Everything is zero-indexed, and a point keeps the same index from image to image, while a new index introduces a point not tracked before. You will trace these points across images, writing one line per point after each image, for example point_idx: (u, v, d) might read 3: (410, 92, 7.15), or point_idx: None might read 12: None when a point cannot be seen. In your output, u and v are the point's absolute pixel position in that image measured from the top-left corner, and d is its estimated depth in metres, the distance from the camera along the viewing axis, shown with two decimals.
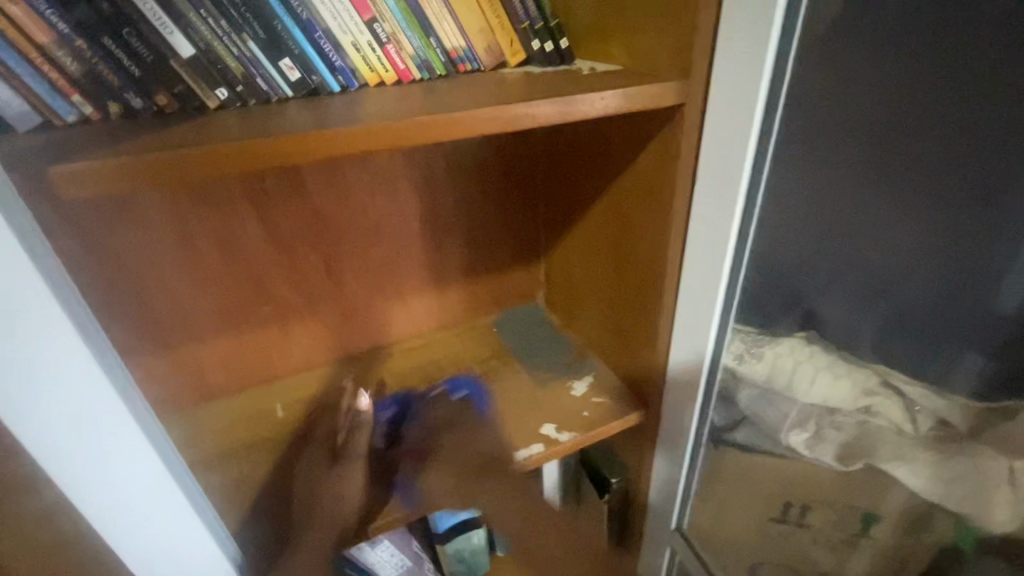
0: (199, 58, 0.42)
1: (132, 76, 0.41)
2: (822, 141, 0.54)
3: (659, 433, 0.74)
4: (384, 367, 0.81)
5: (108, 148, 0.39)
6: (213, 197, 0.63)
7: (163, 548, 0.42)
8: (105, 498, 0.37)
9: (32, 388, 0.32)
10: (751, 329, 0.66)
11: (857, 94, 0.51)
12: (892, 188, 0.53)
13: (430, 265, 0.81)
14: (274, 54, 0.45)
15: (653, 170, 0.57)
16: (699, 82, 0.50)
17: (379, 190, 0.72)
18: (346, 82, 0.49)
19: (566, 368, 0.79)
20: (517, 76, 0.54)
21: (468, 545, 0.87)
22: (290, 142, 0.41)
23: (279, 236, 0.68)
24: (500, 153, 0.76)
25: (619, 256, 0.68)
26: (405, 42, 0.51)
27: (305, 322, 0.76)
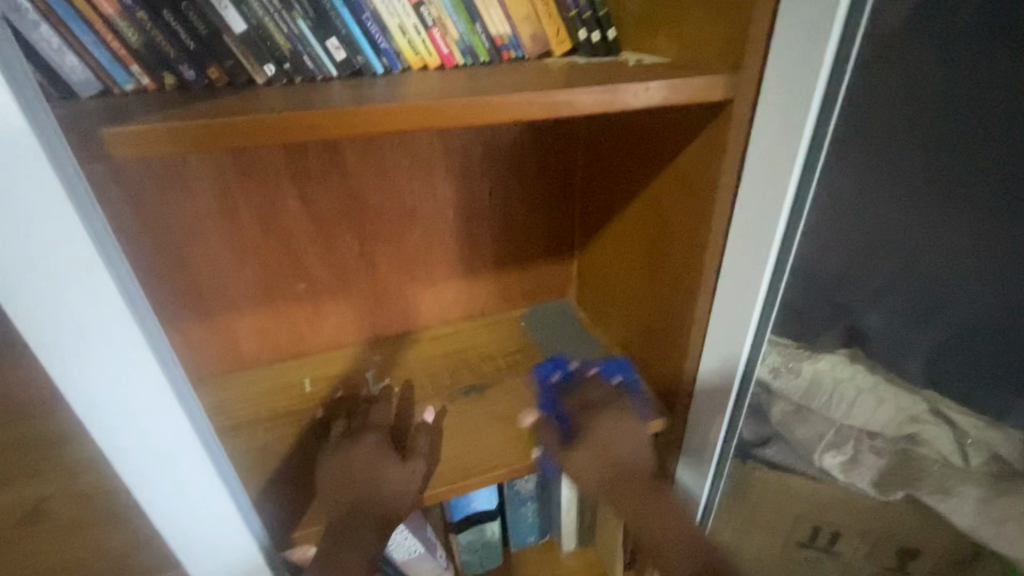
0: (250, 34, 0.43)
1: (188, 49, 0.43)
2: (878, 145, 0.50)
3: (683, 442, 0.71)
4: (411, 352, 0.82)
5: (159, 116, 0.40)
6: (258, 172, 0.65)
7: (188, 508, 0.44)
8: (136, 453, 0.40)
9: (65, 330, 0.33)
10: (789, 343, 0.64)
11: (921, 95, 0.47)
12: (947, 199, 0.49)
13: (462, 254, 0.81)
14: (321, 33, 0.46)
15: (694, 169, 0.55)
16: (750, 77, 0.47)
17: (418, 176, 0.72)
18: (390, 64, 0.50)
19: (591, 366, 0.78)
20: (561, 66, 0.54)
21: (481, 536, 0.87)
22: (327, 117, 0.42)
23: (316, 217, 0.70)
24: (539, 146, 0.75)
25: (653, 257, 0.66)
26: (451, 27, 0.51)
27: (337, 301, 0.78)
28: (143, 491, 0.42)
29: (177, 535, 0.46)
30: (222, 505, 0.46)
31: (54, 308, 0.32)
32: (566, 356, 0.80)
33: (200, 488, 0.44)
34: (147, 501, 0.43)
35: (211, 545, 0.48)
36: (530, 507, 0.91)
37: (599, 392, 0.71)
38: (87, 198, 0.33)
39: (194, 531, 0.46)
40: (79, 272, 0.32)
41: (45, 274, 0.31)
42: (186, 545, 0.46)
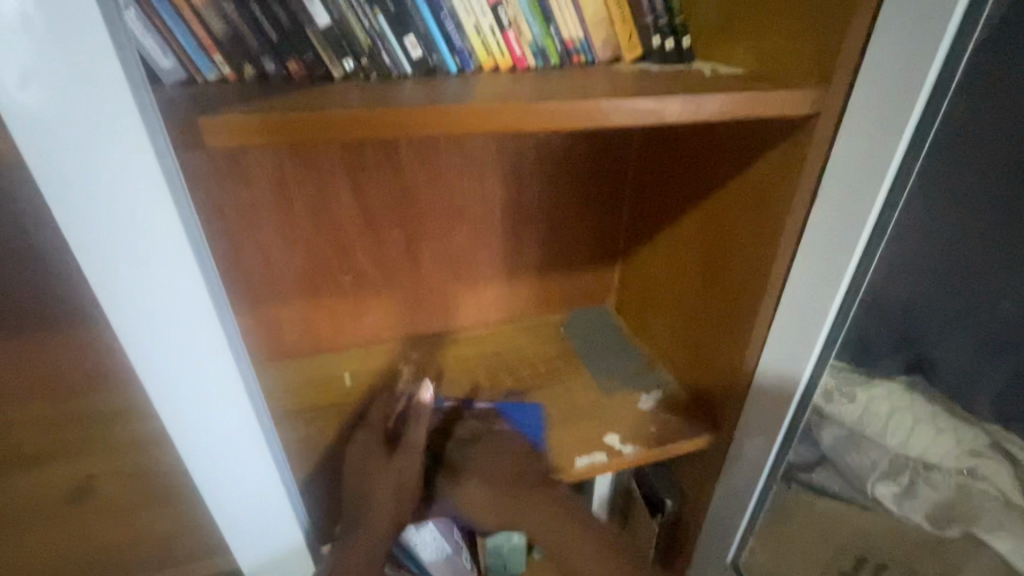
0: (333, 28, 0.43)
1: (271, 40, 0.43)
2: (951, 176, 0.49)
3: (726, 461, 0.69)
4: (449, 351, 0.82)
5: (243, 106, 0.40)
6: (315, 163, 0.65)
7: (246, 499, 0.45)
8: (204, 443, 0.41)
9: (151, 306, 0.34)
10: (850, 369, 0.61)
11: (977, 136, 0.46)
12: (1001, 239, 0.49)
13: (506, 257, 0.81)
14: (400, 30, 0.46)
15: (767, 180, 0.54)
16: (838, 93, 0.46)
17: (470, 174, 0.72)
18: (462, 64, 0.49)
19: (632, 376, 0.77)
20: (633, 72, 0.53)
21: (508, 541, 0.87)
22: (407, 116, 0.41)
23: (368, 213, 0.70)
24: (593, 151, 0.74)
25: (709, 270, 0.65)
26: (525, 29, 0.50)
27: (380, 295, 0.78)
28: (206, 481, 0.43)
29: (231, 524, 0.47)
30: (279, 498, 0.47)
31: (145, 284, 0.33)
32: (604, 368, 0.78)
33: (257, 483, 0.45)
34: (204, 487, 0.43)
35: (262, 537, 0.49)
36: None
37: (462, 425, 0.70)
38: (179, 184, 0.33)
39: (245, 515, 0.46)
40: (169, 267, 0.33)
41: (141, 254, 0.32)
42: (238, 526, 0.47)
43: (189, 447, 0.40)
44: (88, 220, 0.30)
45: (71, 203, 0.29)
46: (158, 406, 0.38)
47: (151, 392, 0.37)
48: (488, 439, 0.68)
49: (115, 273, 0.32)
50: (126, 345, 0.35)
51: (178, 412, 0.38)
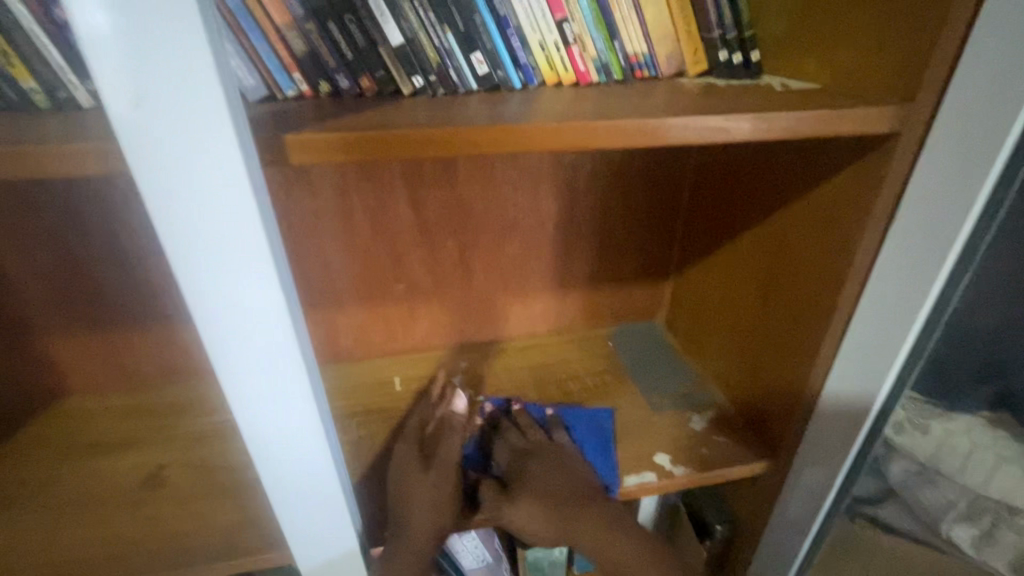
0: (405, 47, 0.45)
1: (347, 59, 0.45)
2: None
3: (783, 489, 0.65)
4: (497, 361, 0.82)
5: (320, 122, 0.42)
6: (376, 174, 0.67)
7: (306, 497, 0.47)
8: (272, 441, 0.42)
9: (234, 311, 0.36)
10: (923, 399, 0.56)
11: None
12: None
13: (556, 269, 0.81)
14: (468, 48, 0.47)
15: (839, 199, 0.52)
16: (922, 111, 0.44)
17: (524, 187, 0.72)
18: (526, 79, 0.50)
19: (683, 395, 0.75)
20: (698, 87, 0.52)
21: (548, 555, 0.86)
22: (474, 134, 0.42)
23: (424, 223, 0.72)
24: (650, 164, 0.73)
25: (769, 289, 0.63)
26: (590, 45, 0.50)
27: (432, 303, 0.79)
28: (271, 478, 0.45)
29: (291, 521, 0.48)
30: (336, 499, 0.48)
31: (231, 290, 0.35)
32: (653, 386, 0.76)
33: (317, 482, 0.46)
34: (269, 484, 0.45)
35: (320, 536, 0.50)
36: (598, 533, 0.88)
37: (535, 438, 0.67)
38: (266, 198, 0.35)
39: (305, 514, 0.48)
40: (254, 275, 0.35)
41: (229, 263, 0.34)
42: (299, 524, 0.49)
43: (260, 445, 0.42)
44: (185, 230, 0.32)
45: (168, 213, 0.32)
46: (234, 404, 0.40)
47: (230, 391, 0.39)
48: (553, 451, 0.65)
49: (205, 278, 0.34)
50: (211, 346, 0.37)
51: (253, 410, 0.40)
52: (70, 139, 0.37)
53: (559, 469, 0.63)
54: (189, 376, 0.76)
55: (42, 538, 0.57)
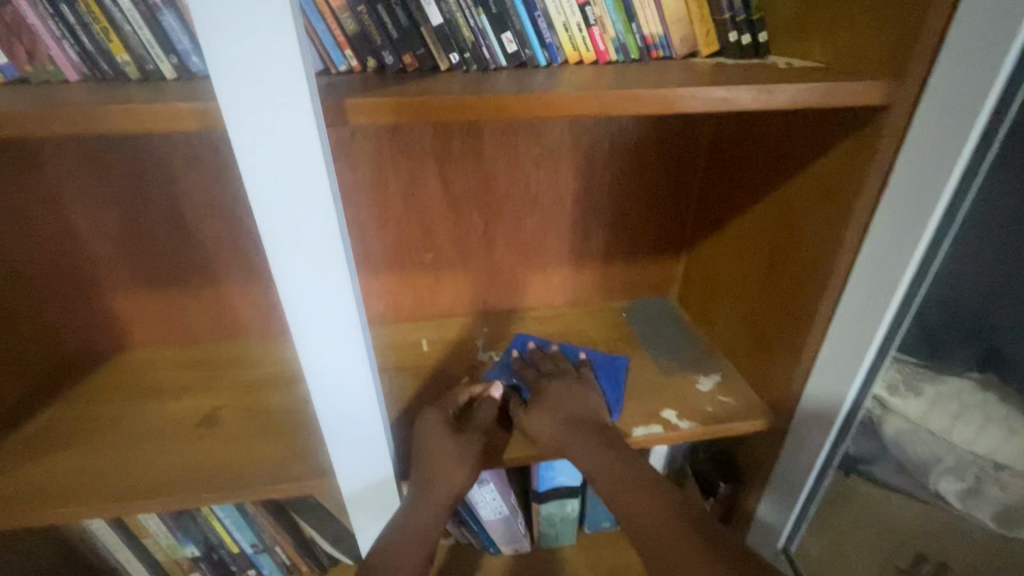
0: (444, 27, 0.50)
1: (392, 37, 0.50)
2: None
3: (781, 446, 0.70)
4: (517, 327, 0.88)
5: (369, 92, 0.48)
6: (410, 147, 0.73)
7: (350, 427, 0.53)
8: (325, 373, 0.48)
9: (299, 251, 0.41)
10: (915, 362, 0.61)
11: None
12: None
13: (574, 242, 0.86)
14: (499, 28, 0.52)
15: (838, 171, 0.56)
16: (913, 84, 0.48)
17: (546, 162, 0.77)
18: (551, 58, 0.55)
19: (693, 362, 0.79)
20: (709, 66, 0.56)
21: (561, 511, 0.92)
22: (503, 103, 0.48)
23: (452, 195, 0.78)
24: (664, 143, 0.78)
25: (775, 258, 0.67)
26: (609, 26, 0.55)
27: (458, 271, 0.85)
28: (322, 407, 0.51)
29: (336, 448, 0.55)
30: (376, 431, 0.54)
31: (299, 231, 0.41)
32: (664, 353, 0.81)
33: (361, 413, 0.52)
34: (319, 412, 0.51)
35: (360, 465, 0.57)
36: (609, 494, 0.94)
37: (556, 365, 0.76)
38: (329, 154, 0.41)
39: (349, 442, 0.54)
40: (318, 219, 0.40)
41: (299, 208, 0.40)
42: (341, 452, 0.55)
43: (314, 376, 0.48)
44: (264, 176, 0.38)
45: (251, 159, 0.37)
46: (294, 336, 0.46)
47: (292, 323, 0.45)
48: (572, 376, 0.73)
49: (277, 219, 0.40)
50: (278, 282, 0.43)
51: (309, 343, 0.46)
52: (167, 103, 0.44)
53: (539, 411, 0.68)
54: (237, 332, 0.83)
55: (116, 463, 0.65)
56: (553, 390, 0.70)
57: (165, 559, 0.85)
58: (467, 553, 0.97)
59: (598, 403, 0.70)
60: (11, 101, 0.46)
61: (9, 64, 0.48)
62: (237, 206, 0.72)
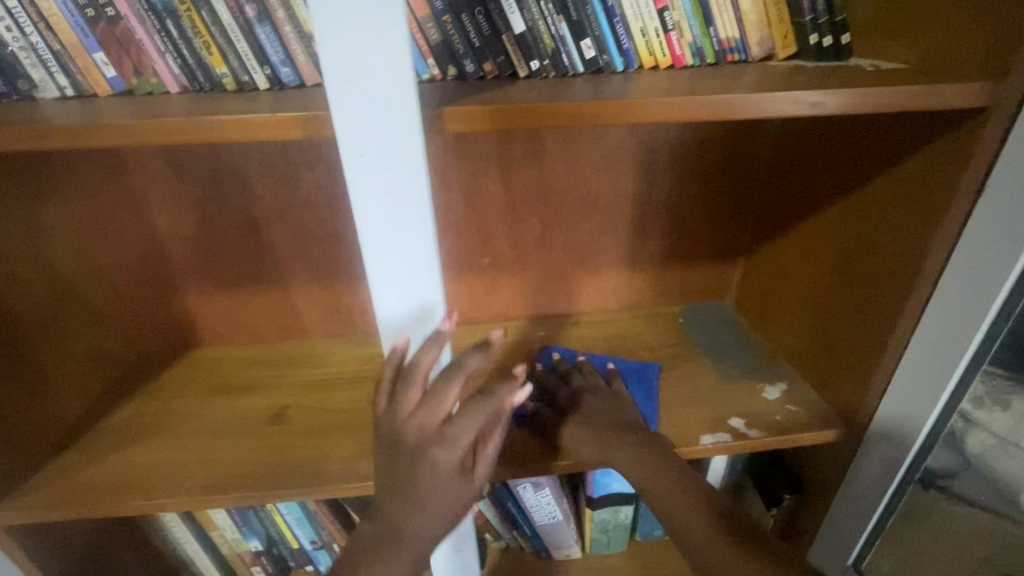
0: (525, 34, 0.51)
1: (474, 46, 0.51)
2: None
3: (854, 458, 0.68)
4: (572, 331, 0.88)
5: (456, 99, 0.49)
6: (473, 153, 0.74)
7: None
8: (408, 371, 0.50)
9: (393, 255, 0.43)
10: (1000, 375, 0.58)
11: None
12: None
13: (631, 246, 0.85)
14: (578, 35, 0.52)
15: (926, 176, 0.55)
16: (1015, 85, 0.47)
17: (607, 167, 0.77)
18: (628, 63, 0.55)
19: (756, 369, 0.78)
20: (788, 69, 0.55)
21: (614, 517, 0.91)
22: (585, 109, 0.49)
23: (513, 200, 0.78)
24: (728, 146, 0.77)
25: (847, 263, 0.66)
26: (687, 31, 0.55)
27: (515, 275, 0.86)
28: None
29: None
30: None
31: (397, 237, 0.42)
32: (726, 360, 0.80)
33: None
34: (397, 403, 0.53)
35: None
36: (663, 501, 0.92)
37: (586, 380, 0.73)
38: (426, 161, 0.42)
39: None
40: (414, 226, 0.41)
41: (398, 215, 0.41)
42: None
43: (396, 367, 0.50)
44: (368, 187, 0.39)
45: (356, 170, 0.38)
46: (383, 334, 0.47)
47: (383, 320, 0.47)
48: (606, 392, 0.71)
49: (376, 227, 0.41)
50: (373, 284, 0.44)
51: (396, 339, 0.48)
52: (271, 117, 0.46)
53: (577, 423, 0.67)
54: (300, 333, 0.86)
55: (196, 456, 0.67)
56: (587, 403, 0.69)
57: (229, 552, 0.87)
58: (518, 556, 0.97)
59: (632, 410, 0.68)
60: (121, 112, 0.48)
61: (117, 77, 0.50)
62: (308, 209, 0.75)
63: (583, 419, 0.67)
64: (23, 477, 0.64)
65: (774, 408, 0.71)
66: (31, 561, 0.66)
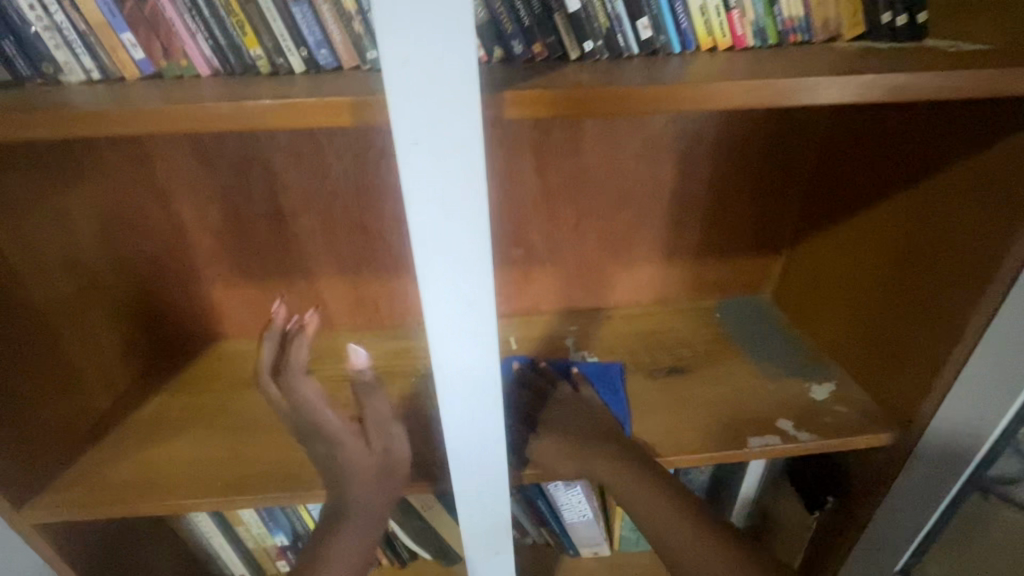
0: (580, 13, 0.48)
1: (524, 25, 0.48)
2: None
3: (910, 462, 0.65)
4: (605, 326, 0.85)
5: (506, 83, 0.46)
6: (510, 140, 0.71)
7: (474, 443, 0.50)
8: (457, 383, 0.46)
9: (445, 255, 0.39)
10: None
11: None
12: None
13: (669, 238, 0.82)
14: (635, 14, 0.49)
15: (1005, 164, 0.52)
16: None
17: (647, 155, 0.74)
18: (685, 44, 0.52)
19: (801, 367, 0.75)
20: (858, 51, 0.52)
21: None
22: (644, 93, 0.45)
23: (547, 189, 0.75)
24: (775, 135, 0.73)
25: (911, 259, 0.62)
26: (750, 9, 0.51)
27: (547, 268, 0.83)
28: (449, 419, 0.48)
29: (455, 461, 0.52)
30: (496, 446, 0.51)
31: (450, 235, 0.38)
32: (769, 357, 0.77)
33: (484, 426, 0.49)
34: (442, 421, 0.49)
35: (478, 480, 0.54)
36: None
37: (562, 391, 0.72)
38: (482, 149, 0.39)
39: (470, 454, 0.51)
40: (471, 220, 0.38)
41: (455, 209, 0.37)
42: (458, 464, 0.52)
43: (441, 382, 0.46)
44: (424, 176, 0.36)
45: (411, 158, 0.35)
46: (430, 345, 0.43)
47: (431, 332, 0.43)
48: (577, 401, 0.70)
49: (430, 222, 0.37)
50: (422, 288, 0.40)
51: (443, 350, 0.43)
52: (313, 100, 0.43)
53: (546, 437, 0.67)
54: (327, 326, 0.84)
55: (227, 452, 0.66)
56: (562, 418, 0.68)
57: (255, 547, 0.86)
58: (546, 554, 0.95)
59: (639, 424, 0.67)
60: (152, 96, 0.45)
61: (145, 59, 0.47)
62: (338, 199, 0.72)
63: (551, 430, 0.67)
64: (51, 475, 0.62)
65: (823, 409, 0.68)
66: (62, 559, 0.65)
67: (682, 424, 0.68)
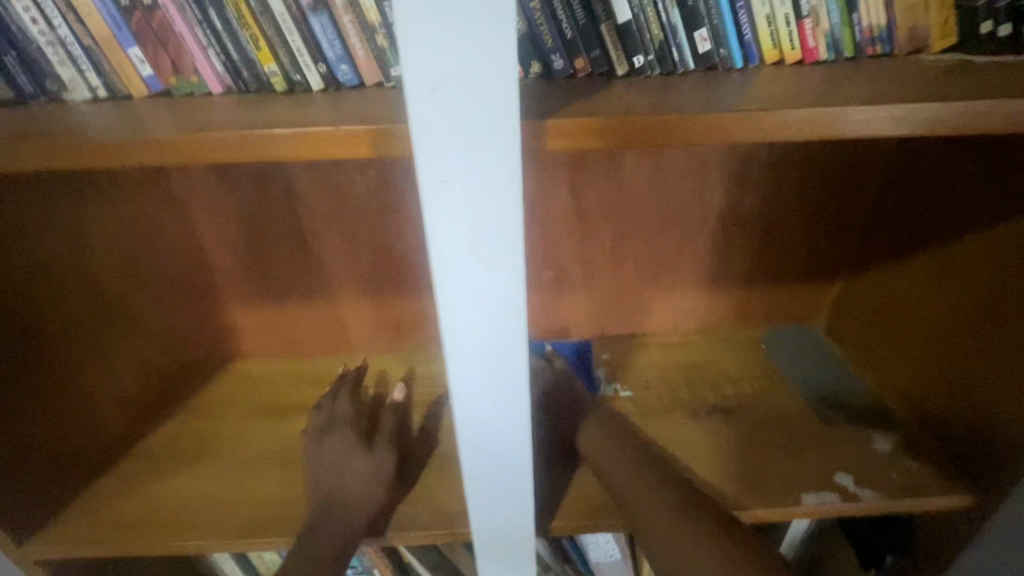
0: (630, 24, 0.42)
1: (566, 38, 0.42)
2: None
3: (988, 529, 0.58)
4: (641, 355, 0.79)
5: (546, 105, 0.40)
6: (545, 159, 0.66)
7: (499, 499, 0.46)
8: (482, 438, 0.41)
9: (472, 306, 0.34)
10: None
11: None
12: None
13: (713, 263, 0.75)
14: (693, 24, 0.43)
15: None
16: None
17: (693, 175, 0.68)
18: (747, 58, 0.46)
19: (859, 410, 0.68)
20: (951, 67, 0.45)
21: None
22: (705, 118, 0.40)
23: (583, 211, 0.70)
24: (838, 154, 0.66)
25: (997, 301, 0.55)
26: (824, 18, 0.45)
27: (579, 293, 0.77)
28: (471, 473, 0.44)
29: (476, 515, 0.47)
30: (523, 502, 0.47)
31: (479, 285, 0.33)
32: (823, 398, 0.70)
33: (511, 482, 0.45)
34: (465, 475, 0.44)
35: (501, 534, 0.49)
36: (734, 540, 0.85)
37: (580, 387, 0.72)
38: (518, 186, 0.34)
39: (494, 509, 0.47)
40: (504, 269, 0.33)
41: (486, 257, 0.32)
42: (480, 519, 0.48)
43: (465, 437, 0.41)
44: (451, 221, 0.31)
45: (437, 201, 0.30)
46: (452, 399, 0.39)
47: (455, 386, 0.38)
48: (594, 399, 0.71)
49: (456, 271, 0.33)
50: (447, 341, 0.36)
51: (468, 405, 0.39)
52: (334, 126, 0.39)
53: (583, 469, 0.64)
54: (347, 348, 0.80)
55: (239, 488, 0.62)
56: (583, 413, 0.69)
57: None
58: None
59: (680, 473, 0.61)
60: (162, 119, 0.41)
61: (154, 76, 0.44)
62: (361, 217, 0.68)
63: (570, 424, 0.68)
64: (60, 507, 0.60)
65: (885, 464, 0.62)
66: None
67: (728, 472, 0.62)
